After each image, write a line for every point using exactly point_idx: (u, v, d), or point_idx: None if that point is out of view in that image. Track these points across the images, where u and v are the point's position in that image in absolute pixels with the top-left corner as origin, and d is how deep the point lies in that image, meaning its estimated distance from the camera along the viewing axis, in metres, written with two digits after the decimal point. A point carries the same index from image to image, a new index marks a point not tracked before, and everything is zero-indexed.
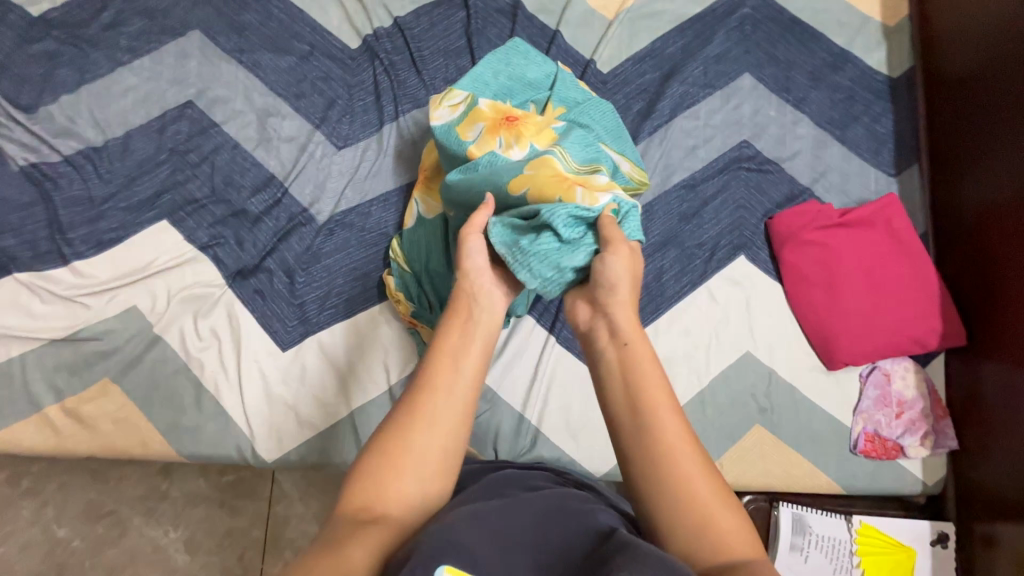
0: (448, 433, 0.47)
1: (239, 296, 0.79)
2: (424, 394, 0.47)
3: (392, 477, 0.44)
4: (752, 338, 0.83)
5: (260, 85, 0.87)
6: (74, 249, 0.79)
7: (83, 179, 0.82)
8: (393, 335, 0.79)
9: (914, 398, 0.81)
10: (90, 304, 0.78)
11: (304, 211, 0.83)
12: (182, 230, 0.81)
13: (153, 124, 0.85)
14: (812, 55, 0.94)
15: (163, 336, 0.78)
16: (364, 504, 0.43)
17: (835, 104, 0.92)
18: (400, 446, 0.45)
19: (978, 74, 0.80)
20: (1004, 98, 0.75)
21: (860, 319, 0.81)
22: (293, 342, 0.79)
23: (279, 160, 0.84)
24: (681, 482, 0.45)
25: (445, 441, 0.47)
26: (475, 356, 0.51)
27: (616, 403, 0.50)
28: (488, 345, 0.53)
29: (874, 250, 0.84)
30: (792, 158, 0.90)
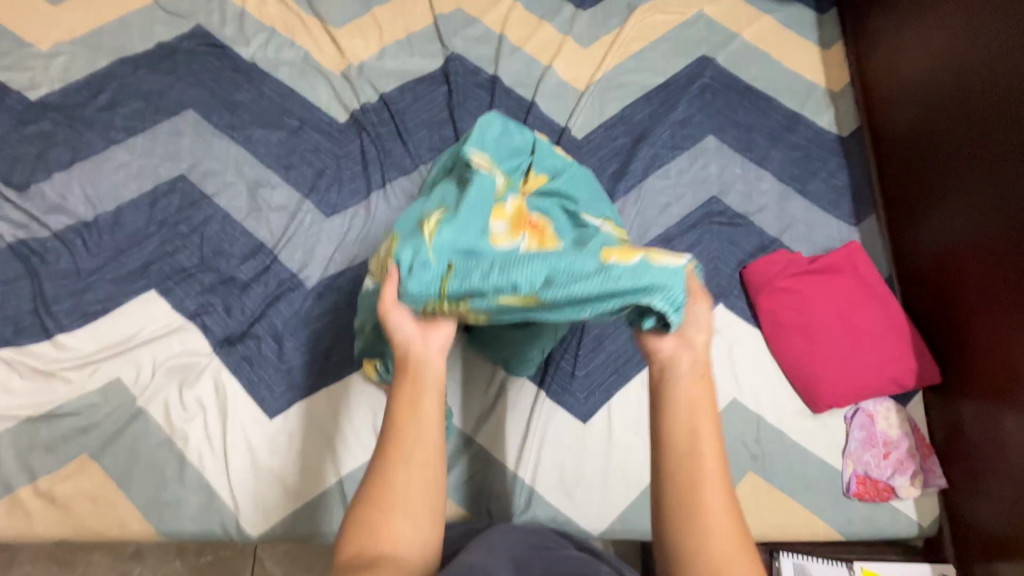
0: (430, 466, 0.47)
1: (226, 363, 0.79)
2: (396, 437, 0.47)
3: (382, 524, 0.44)
4: (738, 384, 0.85)
5: (251, 158, 0.90)
6: (58, 323, 0.79)
7: (71, 253, 0.83)
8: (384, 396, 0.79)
9: (898, 437, 0.83)
10: (71, 378, 0.76)
11: (293, 277, 0.84)
12: (170, 300, 0.82)
13: (144, 198, 0.87)
14: (768, 118, 1.02)
15: (146, 409, 0.76)
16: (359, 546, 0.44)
17: (793, 161, 0.99)
18: (388, 495, 0.45)
19: (920, 129, 0.88)
20: (946, 152, 0.82)
21: (839, 362, 0.84)
22: (281, 409, 0.78)
23: (269, 228, 0.86)
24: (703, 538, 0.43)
25: (429, 477, 0.46)
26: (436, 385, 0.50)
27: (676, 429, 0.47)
28: (442, 394, 0.51)
29: (845, 295, 0.87)
30: (759, 211, 0.96)
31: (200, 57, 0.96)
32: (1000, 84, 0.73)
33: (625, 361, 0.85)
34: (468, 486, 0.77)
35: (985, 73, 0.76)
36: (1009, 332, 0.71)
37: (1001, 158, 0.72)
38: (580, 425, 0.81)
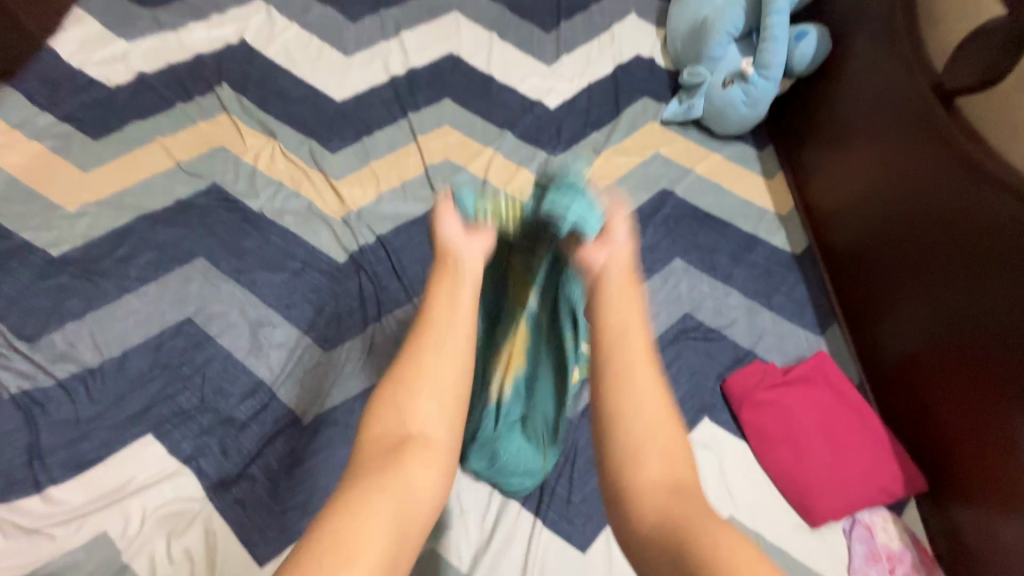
0: (452, 378, 0.57)
1: (219, 508, 0.78)
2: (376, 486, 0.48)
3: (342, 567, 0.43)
4: (733, 502, 0.85)
5: (255, 299, 0.97)
6: (50, 475, 0.79)
7: (72, 401, 0.85)
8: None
9: (901, 550, 0.82)
10: (56, 534, 0.74)
11: (289, 413, 0.87)
12: (166, 443, 0.82)
13: (150, 342, 0.91)
14: (727, 240, 1.13)
15: (132, 564, 0.73)
16: None
17: (755, 277, 1.08)
18: (412, 376, 0.56)
19: (867, 248, 1.00)
20: (899, 265, 0.93)
21: (829, 473, 0.85)
22: (273, 555, 0.76)
23: (269, 366, 0.90)
24: (637, 454, 0.53)
25: (447, 398, 0.56)
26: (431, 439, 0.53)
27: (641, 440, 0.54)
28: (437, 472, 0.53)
29: (824, 404, 0.91)
30: (730, 325, 1.02)
31: (213, 211, 1.06)
32: (943, 211, 0.84)
33: None
34: None
35: (928, 200, 0.87)
36: (990, 435, 0.76)
37: (957, 276, 0.82)
38: (580, 555, 0.80)
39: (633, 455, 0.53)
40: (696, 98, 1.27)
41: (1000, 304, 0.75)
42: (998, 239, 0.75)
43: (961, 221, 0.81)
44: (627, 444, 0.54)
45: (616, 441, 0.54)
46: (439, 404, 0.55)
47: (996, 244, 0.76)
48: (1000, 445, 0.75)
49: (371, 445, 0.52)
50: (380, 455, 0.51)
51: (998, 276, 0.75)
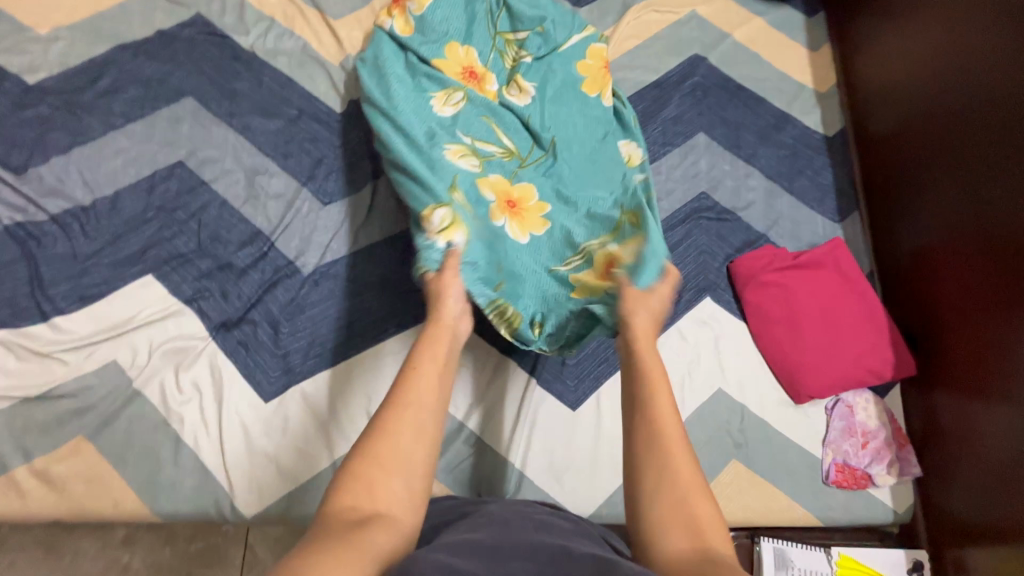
0: (422, 449, 0.54)
1: (222, 348, 0.80)
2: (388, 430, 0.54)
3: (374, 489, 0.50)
4: (724, 375, 0.87)
5: (249, 146, 0.91)
6: (54, 305, 0.79)
7: (68, 237, 0.83)
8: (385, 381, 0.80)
9: (876, 428, 0.86)
10: (68, 360, 0.77)
11: (289, 264, 0.85)
12: (166, 284, 0.82)
13: (143, 183, 0.87)
14: (758, 117, 1.04)
15: (142, 391, 0.77)
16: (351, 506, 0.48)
17: (781, 159, 1.02)
18: (381, 448, 0.53)
19: (904, 132, 0.91)
20: (934, 151, 0.84)
21: (820, 353, 0.87)
22: (275, 393, 0.79)
23: (266, 216, 0.88)
24: (656, 436, 0.58)
25: (415, 464, 0.53)
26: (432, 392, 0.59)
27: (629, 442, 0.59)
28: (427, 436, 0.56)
29: (828, 289, 0.90)
30: (747, 207, 0.98)
31: (199, 45, 0.97)
32: (987, 92, 0.75)
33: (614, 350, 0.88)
34: (458, 470, 0.79)
35: (972, 82, 0.78)
36: (989, 332, 0.73)
37: (996, 170, 0.72)
38: (570, 413, 0.83)
39: (645, 453, 0.57)
40: None
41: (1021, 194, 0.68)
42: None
43: (1003, 100, 0.72)
44: (648, 448, 0.57)
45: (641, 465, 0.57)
46: (422, 443, 0.55)
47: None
48: (993, 344, 0.72)
49: (336, 520, 0.47)
50: (392, 416, 0.56)
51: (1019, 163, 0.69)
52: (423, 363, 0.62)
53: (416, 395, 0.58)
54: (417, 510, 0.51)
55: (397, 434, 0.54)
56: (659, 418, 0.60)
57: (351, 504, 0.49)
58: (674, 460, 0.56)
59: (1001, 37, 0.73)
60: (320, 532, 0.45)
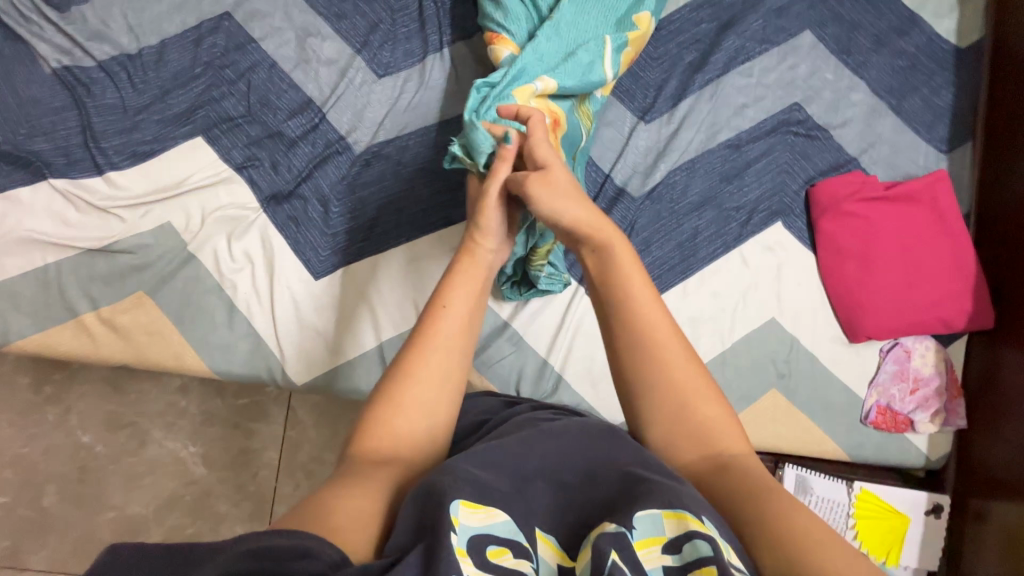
0: (444, 395, 0.50)
1: (273, 221, 0.79)
2: (415, 372, 0.49)
3: (398, 430, 0.48)
4: (779, 305, 0.83)
5: (301, 2, 0.83)
6: (107, 159, 0.78)
7: (116, 87, 0.80)
8: (421, 268, 0.78)
9: (930, 375, 0.83)
10: (124, 217, 0.77)
11: (340, 139, 0.81)
12: (216, 148, 0.80)
13: (188, 35, 0.81)
14: (879, 16, 0.89)
15: (197, 255, 0.78)
16: (376, 443, 0.47)
17: (895, 72, 0.88)
18: (399, 394, 0.49)
19: None
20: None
21: (890, 294, 0.81)
22: (326, 272, 0.79)
23: (318, 84, 0.82)
24: (636, 344, 0.50)
25: (438, 409, 0.49)
26: (462, 328, 0.52)
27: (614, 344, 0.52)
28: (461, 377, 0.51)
29: (915, 227, 0.83)
30: (843, 126, 0.87)
31: None
32: None
33: (669, 269, 0.83)
34: (499, 366, 0.80)
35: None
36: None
37: None
38: None
39: (649, 374, 0.50)
40: None
41: None
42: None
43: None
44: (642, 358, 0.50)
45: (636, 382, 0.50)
46: (446, 395, 0.50)
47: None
48: None
49: (354, 462, 0.46)
50: (419, 359, 0.50)
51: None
52: (453, 295, 0.54)
53: (442, 335, 0.51)
54: (434, 451, 0.49)
55: (424, 367, 0.50)
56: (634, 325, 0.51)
57: (373, 443, 0.47)
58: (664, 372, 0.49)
59: None
60: (344, 474, 0.45)
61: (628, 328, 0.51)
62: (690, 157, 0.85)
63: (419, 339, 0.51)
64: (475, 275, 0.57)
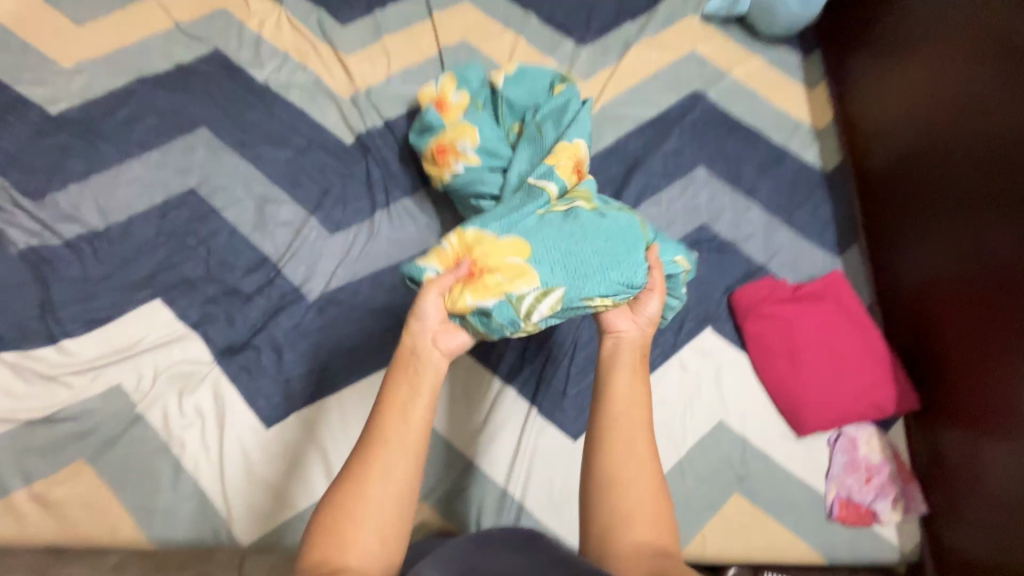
0: (397, 494, 0.51)
1: (226, 373, 0.81)
2: (365, 476, 0.51)
3: (347, 538, 0.48)
4: (724, 407, 0.87)
5: (260, 175, 0.94)
6: (62, 328, 0.81)
7: (80, 261, 0.85)
8: None
9: (880, 463, 0.85)
10: (72, 383, 0.78)
11: (294, 290, 0.87)
12: (174, 308, 0.84)
13: (155, 210, 0.90)
14: (756, 151, 1.07)
15: (145, 416, 0.77)
16: (324, 555, 0.48)
17: (780, 193, 1.03)
18: (349, 501, 0.50)
19: (905, 170, 0.93)
20: (942, 188, 0.85)
21: (822, 386, 0.87)
22: (277, 419, 0.79)
23: (274, 243, 0.89)
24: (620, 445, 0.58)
25: (390, 518, 0.50)
26: (415, 419, 0.54)
27: (603, 436, 0.59)
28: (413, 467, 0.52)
29: (829, 322, 0.91)
30: (747, 239, 0.99)
31: (215, 78, 1.00)
32: (995, 136, 0.76)
33: None
34: (459, 500, 0.78)
35: (983, 115, 0.78)
36: (997, 363, 0.73)
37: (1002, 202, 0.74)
38: (571, 444, 0.82)
39: (621, 471, 0.57)
40: None
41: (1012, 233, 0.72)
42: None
43: (1008, 131, 0.74)
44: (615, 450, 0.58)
45: (602, 463, 0.58)
46: (393, 498, 0.51)
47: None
48: (998, 391, 0.73)
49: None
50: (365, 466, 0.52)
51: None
52: (394, 389, 0.56)
53: (391, 435, 0.53)
54: (385, 564, 0.49)
55: (376, 467, 0.51)
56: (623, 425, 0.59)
57: (322, 557, 0.48)
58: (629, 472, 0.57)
59: (997, 92, 0.76)
60: None
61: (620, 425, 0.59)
62: None
63: (368, 444, 0.53)
64: (410, 374, 0.57)
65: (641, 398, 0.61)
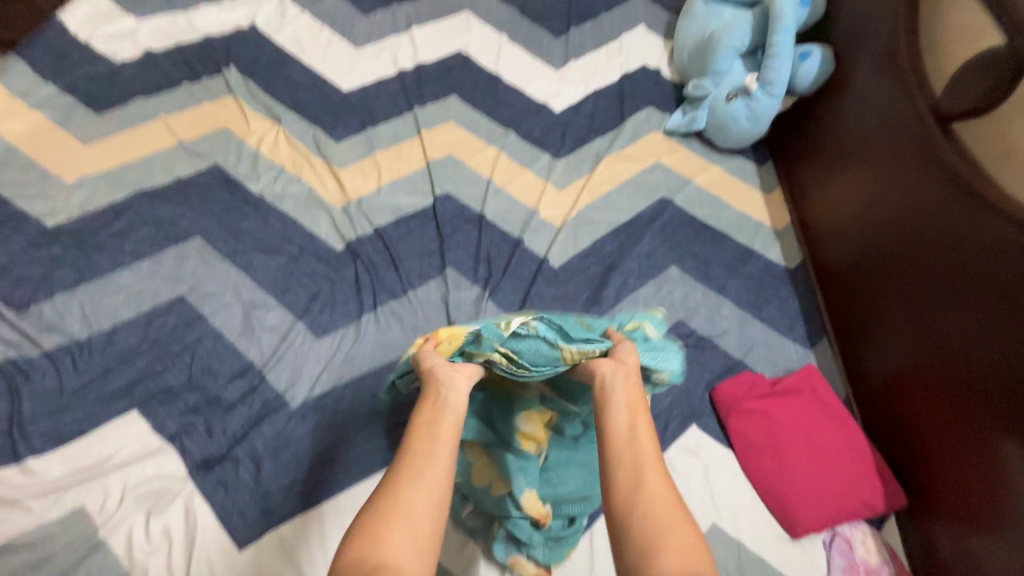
0: (425, 531, 0.57)
1: (200, 488, 0.77)
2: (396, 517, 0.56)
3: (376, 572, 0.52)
4: (716, 508, 0.85)
5: (250, 281, 0.96)
6: (29, 444, 0.77)
7: (58, 371, 0.83)
8: None
9: (879, 564, 0.83)
10: (32, 506, 0.73)
11: (278, 396, 0.86)
12: (150, 419, 0.82)
13: (141, 318, 0.90)
14: (723, 251, 1.14)
15: (107, 539, 0.72)
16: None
17: (749, 289, 1.10)
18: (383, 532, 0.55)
19: (862, 265, 1.00)
20: (903, 281, 0.90)
21: (809, 484, 0.86)
22: (251, 539, 0.75)
23: (260, 348, 0.90)
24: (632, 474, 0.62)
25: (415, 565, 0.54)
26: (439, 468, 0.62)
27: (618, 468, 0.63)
28: (437, 511, 0.59)
29: (808, 416, 0.92)
30: (722, 334, 1.03)
31: (213, 191, 1.05)
32: (948, 234, 0.82)
33: None
34: None
35: (933, 215, 0.85)
36: (983, 457, 0.75)
37: (966, 297, 0.78)
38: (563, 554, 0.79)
39: (640, 496, 0.60)
40: (700, 110, 1.29)
41: (979, 328, 0.76)
42: (998, 254, 0.74)
43: (960, 230, 0.80)
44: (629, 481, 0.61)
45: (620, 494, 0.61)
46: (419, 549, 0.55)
47: (984, 258, 0.76)
48: (991, 484, 0.74)
49: None
50: (396, 507, 0.57)
51: (992, 293, 0.74)
52: (425, 447, 0.64)
53: (422, 478, 0.60)
54: None
55: (409, 501, 0.58)
56: (635, 453, 0.63)
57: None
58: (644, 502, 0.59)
59: (946, 193, 0.83)
60: None
61: (631, 456, 0.63)
62: None
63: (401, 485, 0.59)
64: (434, 438, 0.65)
65: (648, 437, 0.66)
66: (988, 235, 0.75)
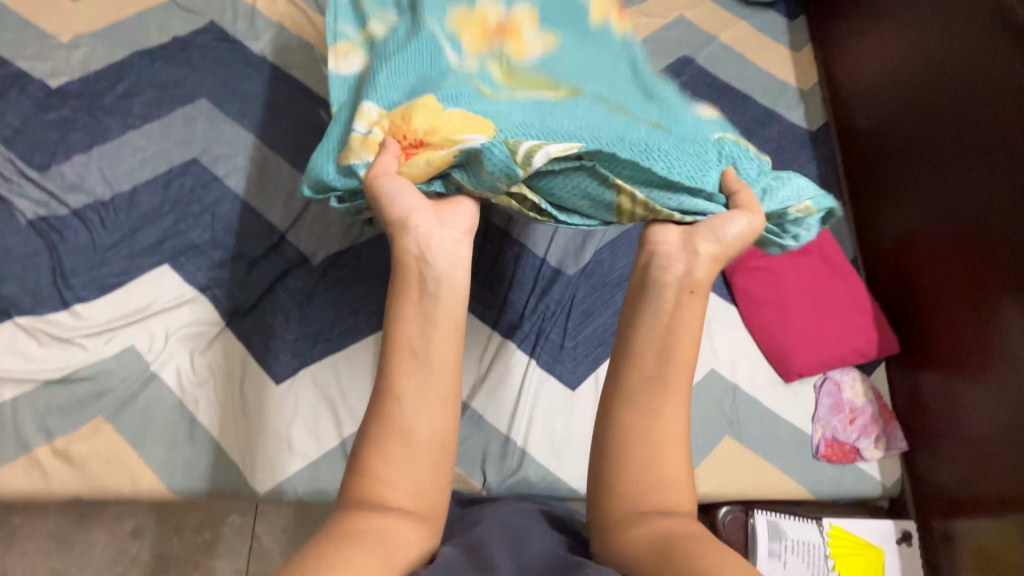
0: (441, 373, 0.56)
1: (236, 333, 0.84)
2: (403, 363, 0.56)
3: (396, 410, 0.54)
4: (716, 357, 0.91)
5: (260, 144, 0.96)
6: (74, 294, 0.83)
7: (89, 229, 0.87)
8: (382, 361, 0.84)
9: (864, 404, 0.90)
10: (88, 345, 0.80)
11: (298, 253, 0.89)
12: (181, 273, 0.86)
13: (160, 179, 0.92)
14: (744, 113, 1.10)
15: (159, 375, 0.80)
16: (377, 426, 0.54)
17: (767, 153, 1.07)
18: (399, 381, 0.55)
19: (881, 128, 0.97)
20: (919, 142, 0.89)
21: (807, 334, 0.91)
22: (287, 376, 0.82)
23: (277, 209, 0.92)
24: (645, 399, 0.56)
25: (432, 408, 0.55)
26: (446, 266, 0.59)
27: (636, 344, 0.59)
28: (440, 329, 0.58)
29: (813, 274, 0.95)
30: None
31: (213, 50, 1.01)
32: (971, 87, 0.79)
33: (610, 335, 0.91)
34: (463, 446, 0.82)
35: (960, 68, 0.81)
36: (969, 307, 0.78)
37: (978, 151, 0.77)
38: (570, 393, 0.86)
39: (659, 366, 0.57)
40: None
41: (982, 182, 0.76)
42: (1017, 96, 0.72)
43: (982, 81, 0.77)
44: (640, 425, 0.55)
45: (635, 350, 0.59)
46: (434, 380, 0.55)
47: (1010, 104, 0.72)
48: (972, 332, 0.78)
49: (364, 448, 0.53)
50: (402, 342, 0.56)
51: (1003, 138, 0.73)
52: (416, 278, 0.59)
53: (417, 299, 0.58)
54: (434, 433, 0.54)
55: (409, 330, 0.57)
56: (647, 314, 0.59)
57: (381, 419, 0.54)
58: (647, 409, 0.56)
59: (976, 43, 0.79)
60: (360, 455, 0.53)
61: (649, 357, 0.58)
62: (613, 236, 0.96)
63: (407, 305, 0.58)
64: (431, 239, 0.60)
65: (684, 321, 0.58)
66: (1003, 89, 0.74)
